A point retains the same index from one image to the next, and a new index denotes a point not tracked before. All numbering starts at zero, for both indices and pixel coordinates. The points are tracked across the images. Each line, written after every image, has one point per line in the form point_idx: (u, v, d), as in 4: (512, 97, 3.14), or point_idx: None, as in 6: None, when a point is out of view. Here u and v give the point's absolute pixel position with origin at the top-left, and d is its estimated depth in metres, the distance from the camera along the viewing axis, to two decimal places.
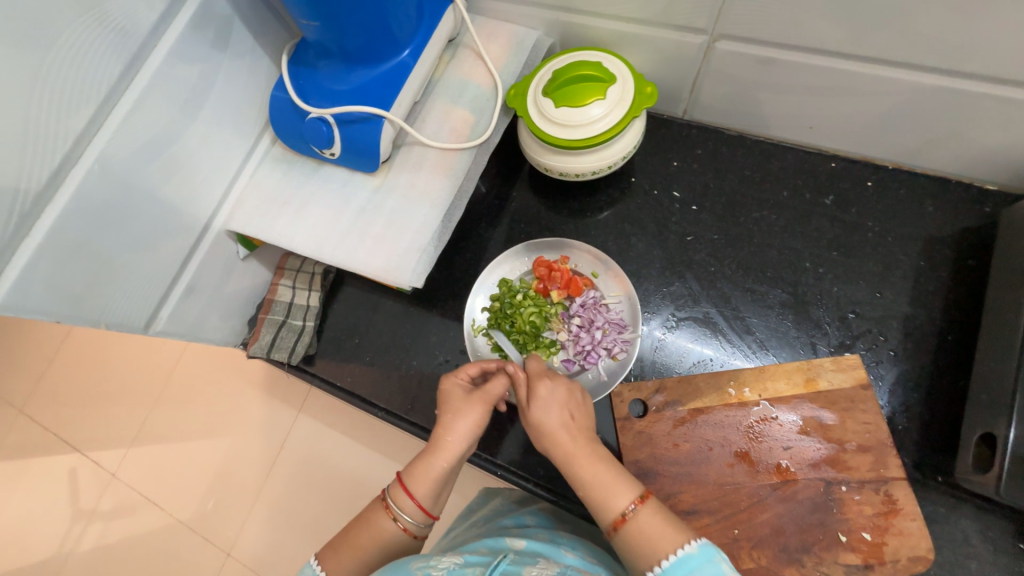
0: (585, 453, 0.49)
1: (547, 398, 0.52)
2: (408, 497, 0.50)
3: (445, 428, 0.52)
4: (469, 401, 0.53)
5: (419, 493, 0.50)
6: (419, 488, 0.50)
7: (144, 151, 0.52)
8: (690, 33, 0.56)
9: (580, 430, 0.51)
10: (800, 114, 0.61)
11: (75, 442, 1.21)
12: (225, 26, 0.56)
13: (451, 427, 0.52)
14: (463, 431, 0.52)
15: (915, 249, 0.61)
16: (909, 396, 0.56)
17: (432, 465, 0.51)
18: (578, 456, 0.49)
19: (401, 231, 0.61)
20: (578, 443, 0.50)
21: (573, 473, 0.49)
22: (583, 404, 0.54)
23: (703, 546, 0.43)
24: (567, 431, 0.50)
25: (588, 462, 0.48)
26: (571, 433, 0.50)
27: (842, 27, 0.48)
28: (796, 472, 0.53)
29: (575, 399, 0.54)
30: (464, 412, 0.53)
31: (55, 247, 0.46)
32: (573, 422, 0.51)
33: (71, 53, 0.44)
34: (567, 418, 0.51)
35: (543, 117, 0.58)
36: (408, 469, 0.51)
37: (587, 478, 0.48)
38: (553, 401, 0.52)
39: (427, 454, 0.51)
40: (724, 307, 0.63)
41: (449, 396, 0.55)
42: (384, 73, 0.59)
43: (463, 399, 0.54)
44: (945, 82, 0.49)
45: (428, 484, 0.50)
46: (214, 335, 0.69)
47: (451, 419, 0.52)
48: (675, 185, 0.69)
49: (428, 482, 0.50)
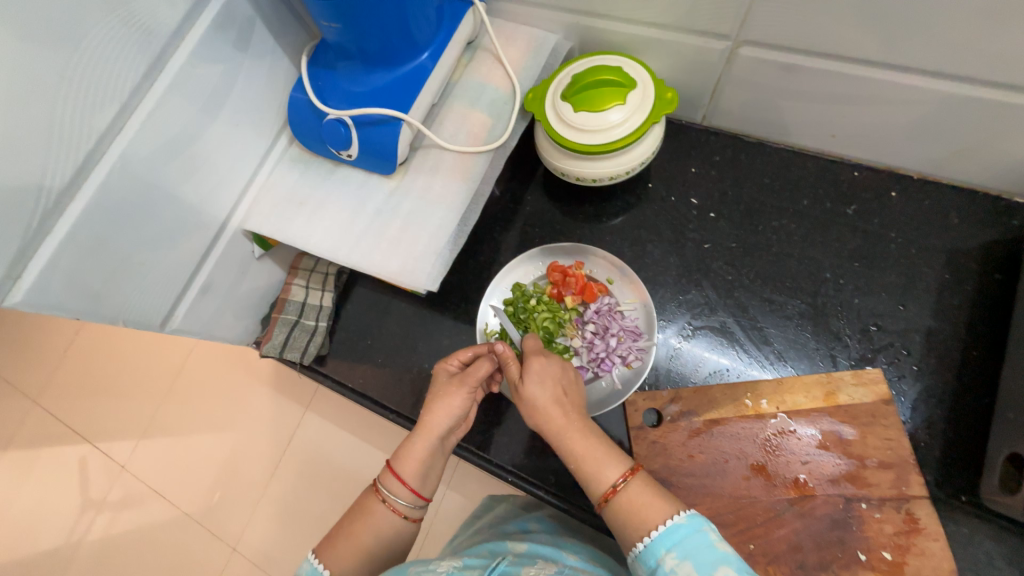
0: (576, 427, 0.49)
1: (539, 372, 0.52)
2: (396, 479, 0.51)
3: (431, 411, 0.54)
4: (454, 384, 0.55)
5: (407, 475, 0.51)
6: (406, 470, 0.52)
7: (164, 150, 0.52)
8: (713, 38, 0.55)
9: (569, 405, 0.51)
10: (823, 122, 0.60)
11: (87, 434, 1.23)
12: (247, 27, 0.57)
13: (437, 409, 0.54)
14: (447, 412, 0.54)
15: (940, 262, 0.60)
16: (932, 412, 0.55)
17: (418, 447, 0.52)
18: (569, 430, 0.49)
19: (416, 233, 0.61)
20: (568, 416, 0.50)
21: (565, 445, 0.49)
22: (575, 381, 0.54)
23: (692, 517, 0.42)
24: (558, 406, 0.51)
25: (578, 434, 0.49)
26: (562, 407, 0.51)
27: (871, 35, 0.47)
28: (815, 487, 0.52)
29: (565, 375, 0.54)
30: (448, 394, 0.54)
31: (76, 244, 0.46)
32: (564, 398, 0.52)
33: (97, 53, 0.44)
34: (559, 393, 0.52)
35: (562, 121, 0.58)
36: (395, 453, 0.53)
37: (578, 451, 0.48)
38: (546, 375, 0.52)
39: (413, 438, 0.53)
40: (741, 317, 0.62)
41: (436, 381, 0.56)
42: (403, 75, 0.58)
43: (448, 382, 0.55)
44: (977, 92, 0.48)
45: (414, 466, 0.52)
46: (227, 334, 0.69)
47: (437, 403, 0.54)
48: (692, 191, 0.68)
49: (416, 462, 0.52)
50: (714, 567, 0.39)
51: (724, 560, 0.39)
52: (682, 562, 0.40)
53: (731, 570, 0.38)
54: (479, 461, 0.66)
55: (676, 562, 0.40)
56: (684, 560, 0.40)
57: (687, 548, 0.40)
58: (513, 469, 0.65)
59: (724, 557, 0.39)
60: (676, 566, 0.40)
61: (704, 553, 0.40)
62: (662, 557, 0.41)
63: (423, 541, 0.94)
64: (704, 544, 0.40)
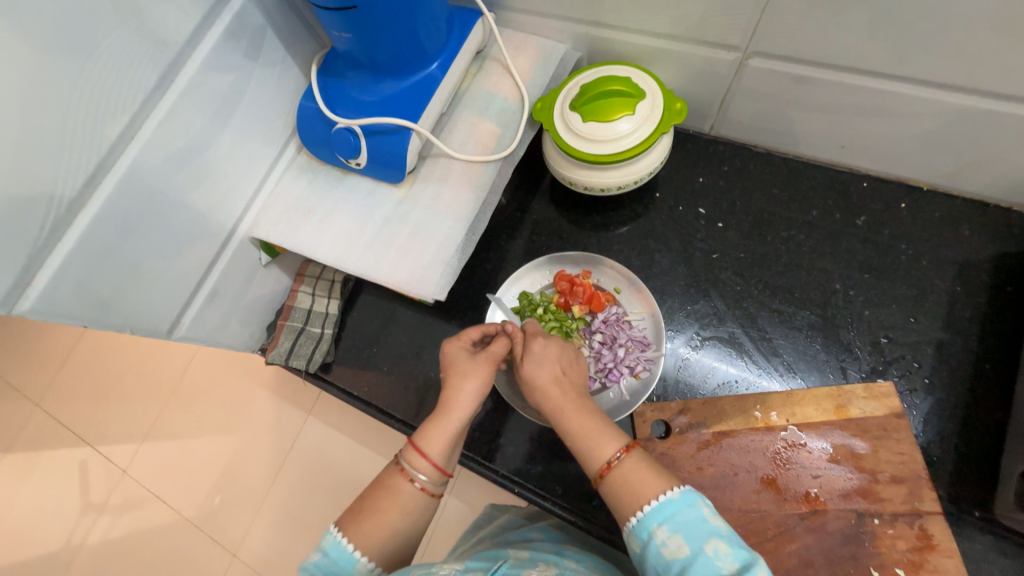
0: (573, 405, 0.49)
1: (540, 353, 0.52)
2: (422, 457, 0.47)
3: (454, 387, 0.50)
4: (475, 361, 0.52)
5: (433, 452, 0.48)
6: (434, 448, 0.48)
7: (174, 159, 0.52)
8: (723, 50, 0.55)
9: (569, 385, 0.51)
10: (833, 133, 0.60)
11: (89, 437, 1.23)
12: (259, 37, 0.57)
13: (462, 386, 0.50)
14: (473, 390, 0.50)
15: (950, 274, 0.59)
16: (944, 426, 0.54)
17: (443, 424, 0.49)
18: (568, 407, 0.49)
19: (426, 242, 0.60)
20: (567, 395, 0.50)
21: (561, 423, 0.48)
22: (575, 364, 0.54)
23: (685, 492, 0.41)
24: (556, 386, 0.50)
25: (576, 412, 0.48)
26: (561, 388, 0.50)
27: (882, 47, 0.47)
28: (826, 502, 0.51)
29: (566, 356, 0.54)
30: (472, 371, 0.51)
31: (85, 253, 0.46)
32: (563, 378, 0.51)
33: (110, 63, 0.44)
34: (558, 373, 0.51)
35: (570, 131, 0.58)
36: (420, 430, 0.49)
37: (575, 428, 0.47)
38: (546, 357, 0.52)
39: (439, 415, 0.49)
40: (750, 328, 0.62)
41: (454, 359, 0.53)
42: (412, 85, 0.59)
43: (469, 360, 0.52)
44: (989, 105, 0.48)
45: (441, 444, 0.48)
46: (233, 340, 0.69)
47: (459, 379, 0.51)
48: (700, 201, 0.68)
49: (443, 439, 0.48)
50: (705, 541, 0.38)
51: (715, 533, 0.38)
52: (674, 536, 0.39)
53: (722, 543, 0.38)
54: (485, 472, 0.65)
55: (667, 535, 0.39)
56: (676, 533, 0.39)
57: (680, 523, 0.39)
58: (520, 480, 0.64)
59: (715, 530, 0.39)
60: (667, 539, 0.39)
61: (695, 527, 0.39)
62: (653, 530, 0.40)
63: (425, 550, 0.93)
64: (696, 518, 0.39)
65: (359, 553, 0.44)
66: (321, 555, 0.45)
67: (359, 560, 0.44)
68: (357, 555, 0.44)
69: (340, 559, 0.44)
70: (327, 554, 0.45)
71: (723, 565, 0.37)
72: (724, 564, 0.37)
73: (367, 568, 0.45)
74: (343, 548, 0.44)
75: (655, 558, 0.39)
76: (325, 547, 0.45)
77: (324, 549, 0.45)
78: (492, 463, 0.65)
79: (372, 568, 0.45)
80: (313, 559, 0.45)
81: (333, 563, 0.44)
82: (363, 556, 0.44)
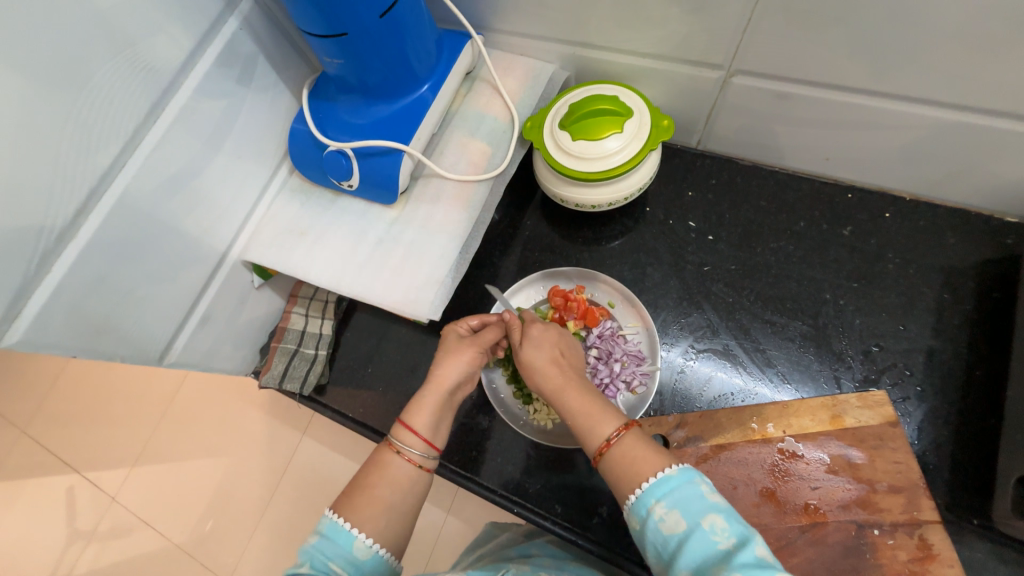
0: (574, 385, 0.49)
1: (538, 337, 0.53)
2: (410, 431, 0.49)
3: (440, 365, 0.53)
4: (464, 342, 0.55)
5: (420, 425, 0.49)
6: (419, 419, 0.49)
7: (166, 185, 0.52)
8: (707, 68, 0.56)
9: (567, 365, 0.51)
10: (816, 146, 0.61)
11: (77, 463, 1.20)
12: (250, 62, 0.57)
13: (447, 363, 0.53)
14: (458, 367, 0.52)
15: (937, 281, 0.60)
16: (939, 433, 0.55)
17: (429, 398, 0.51)
18: (567, 387, 0.49)
19: (419, 262, 0.61)
20: (566, 375, 0.50)
21: (562, 402, 0.49)
22: (575, 348, 0.55)
23: (684, 469, 0.40)
24: (555, 366, 0.51)
25: (575, 391, 0.49)
26: (560, 368, 0.51)
27: (860, 64, 0.48)
28: (826, 513, 0.51)
29: (565, 340, 0.54)
30: (460, 350, 0.54)
31: (77, 281, 0.46)
32: (562, 359, 0.52)
33: (102, 93, 0.44)
34: (557, 355, 0.52)
35: (560, 149, 0.59)
36: (406, 407, 0.50)
37: (575, 407, 0.48)
38: (545, 340, 0.53)
39: (424, 390, 0.51)
40: (744, 339, 0.62)
41: (446, 341, 0.56)
42: (403, 108, 0.59)
43: (459, 341, 0.55)
44: (967, 118, 0.49)
45: (427, 416, 0.50)
46: (225, 364, 0.68)
47: (447, 358, 0.53)
48: (690, 215, 0.69)
49: (428, 410, 0.50)
50: (702, 516, 0.37)
51: (713, 509, 0.38)
52: (671, 512, 0.38)
53: (719, 518, 0.37)
54: (484, 493, 0.63)
55: (665, 511, 0.39)
56: (673, 509, 0.39)
57: (678, 499, 0.39)
58: (519, 499, 0.62)
59: (713, 506, 0.38)
60: (665, 515, 0.39)
61: (693, 503, 0.38)
62: (651, 506, 0.39)
63: (424, 571, 0.91)
64: (694, 495, 0.39)
65: (356, 529, 0.43)
66: (318, 538, 0.43)
67: (358, 538, 0.43)
68: (355, 532, 0.43)
69: (337, 538, 0.43)
70: (323, 536, 0.43)
71: (720, 540, 0.36)
72: (721, 539, 0.36)
73: (366, 546, 0.43)
74: (339, 526, 0.43)
75: (653, 534, 0.39)
76: (322, 530, 0.44)
77: (320, 532, 0.44)
78: (491, 482, 0.63)
79: (372, 546, 0.43)
80: (309, 544, 0.43)
81: (330, 543, 0.43)
82: (361, 533, 0.43)
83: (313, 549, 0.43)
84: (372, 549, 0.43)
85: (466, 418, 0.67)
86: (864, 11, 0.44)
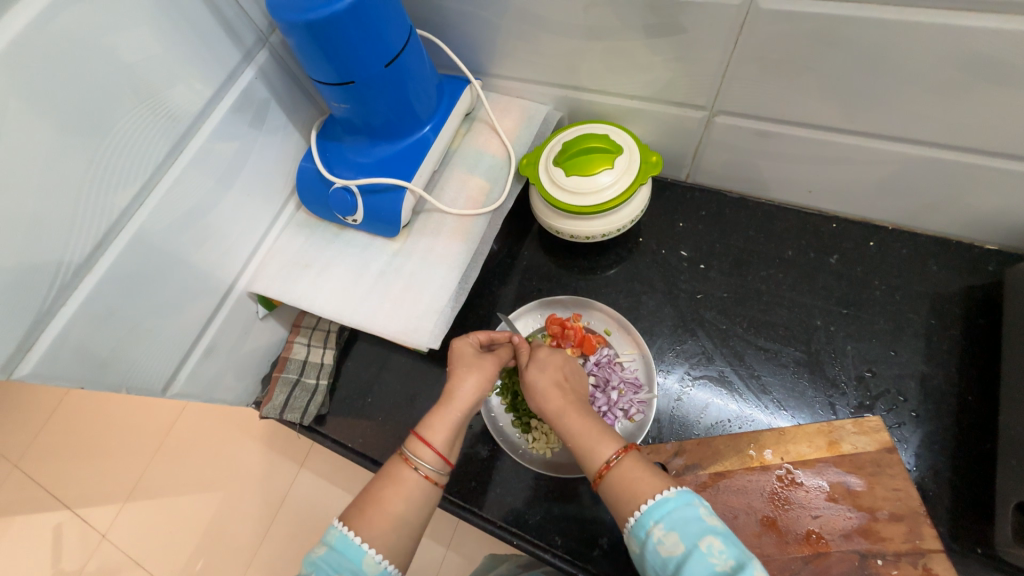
0: (574, 407, 0.50)
1: (544, 360, 0.55)
2: (425, 443, 0.48)
3: (457, 380, 0.52)
4: (481, 357, 0.55)
5: (435, 439, 0.49)
6: (437, 435, 0.49)
7: (179, 222, 0.55)
8: (692, 109, 0.60)
9: (569, 389, 0.53)
10: (800, 180, 0.64)
11: (69, 499, 1.18)
12: (263, 107, 0.62)
13: (466, 378, 0.53)
14: (475, 382, 0.52)
15: (924, 307, 0.62)
16: (936, 459, 0.55)
17: (447, 413, 0.51)
18: (568, 409, 0.50)
19: (420, 294, 0.62)
20: (567, 398, 0.51)
21: (563, 422, 0.50)
22: (578, 371, 0.57)
23: (681, 492, 0.41)
24: (557, 388, 0.52)
25: (576, 413, 0.50)
26: (562, 391, 0.52)
27: (833, 106, 0.52)
28: (829, 543, 0.50)
29: (569, 365, 0.57)
30: (476, 365, 0.54)
31: (88, 315, 0.48)
32: (564, 383, 0.53)
33: (126, 139, 0.48)
34: (560, 379, 0.54)
35: (555, 185, 0.62)
36: (423, 422, 0.50)
37: (576, 428, 0.49)
38: (550, 362, 0.55)
39: (440, 406, 0.51)
40: (738, 365, 0.63)
41: (460, 354, 0.56)
42: (406, 147, 0.63)
43: (474, 355, 0.55)
44: (936, 154, 0.52)
45: (444, 432, 0.49)
46: (227, 395, 0.69)
47: (465, 372, 0.53)
48: (682, 245, 0.71)
49: (445, 427, 0.50)
50: (700, 538, 0.37)
51: (710, 531, 0.38)
52: (669, 533, 0.38)
53: (716, 540, 0.37)
54: (483, 524, 0.62)
55: (663, 533, 0.39)
56: (672, 530, 0.39)
57: (675, 520, 0.39)
58: (519, 531, 0.61)
59: (711, 529, 0.38)
60: (663, 537, 0.39)
61: (691, 524, 0.38)
62: (650, 528, 0.39)
63: None
64: (692, 518, 0.39)
65: (367, 544, 0.43)
66: (327, 549, 0.43)
67: (368, 552, 0.42)
68: (365, 546, 0.43)
69: (347, 551, 0.42)
70: (332, 548, 0.43)
71: (718, 561, 0.36)
72: (719, 562, 0.36)
73: (376, 561, 0.43)
74: (349, 540, 0.43)
75: (652, 556, 0.39)
76: (331, 542, 0.43)
77: (329, 544, 0.43)
78: (489, 512, 0.62)
79: (381, 561, 0.43)
80: (317, 554, 0.43)
81: (339, 556, 0.42)
82: (371, 547, 0.43)
83: (321, 561, 0.42)
84: (382, 565, 0.43)
85: (465, 447, 0.67)
86: (833, 58, 0.47)
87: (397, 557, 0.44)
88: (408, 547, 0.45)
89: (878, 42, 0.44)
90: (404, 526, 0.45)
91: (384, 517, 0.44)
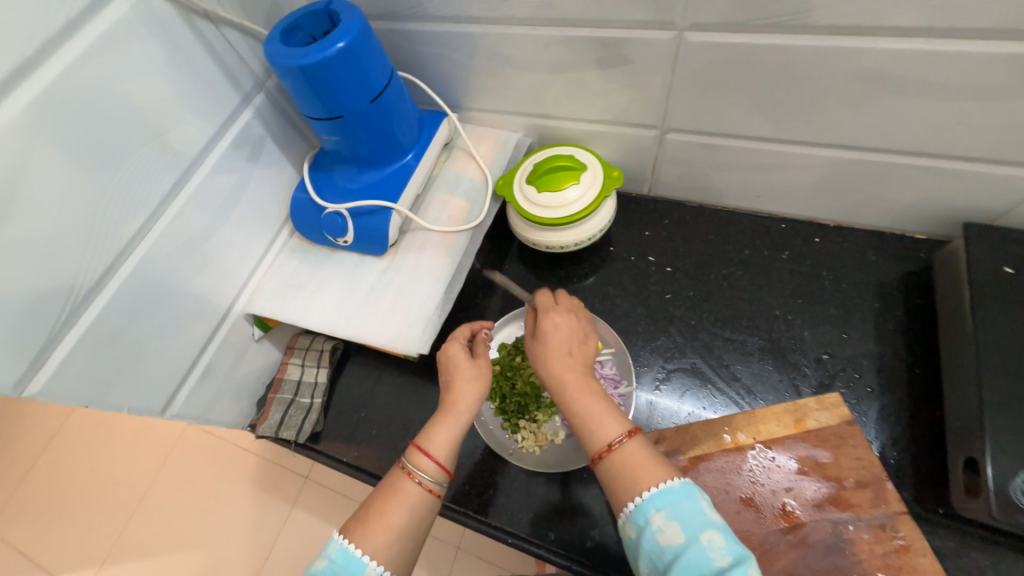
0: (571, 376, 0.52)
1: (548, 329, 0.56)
2: (426, 455, 0.50)
3: (459, 390, 0.54)
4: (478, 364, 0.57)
5: (436, 451, 0.51)
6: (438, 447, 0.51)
7: (181, 249, 0.59)
8: (645, 128, 0.68)
9: (575, 360, 0.53)
10: (747, 186, 0.71)
11: (47, 561, 1.13)
12: (259, 144, 0.67)
13: (467, 390, 0.55)
14: (476, 394, 0.55)
15: (869, 293, 0.68)
16: (893, 429, 0.59)
17: (447, 426, 0.52)
18: (569, 378, 0.51)
19: (407, 306, 0.67)
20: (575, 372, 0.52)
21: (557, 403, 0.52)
22: (585, 346, 0.56)
23: (686, 483, 0.43)
24: (559, 359, 0.53)
25: (579, 384, 0.51)
26: (569, 359, 0.53)
27: (765, 119, 0.60)
28: (802, 515, 0.53)
29: (581, 340, 0.56)
30: (477, 376, 0.56)
31: (95, 335, 0.51)
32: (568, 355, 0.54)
33: (136, 172, 0.53)
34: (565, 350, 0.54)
35: (528, 201, 0.68)
36: (424, 434, 0.52)
37: (573, 400, 0.50)
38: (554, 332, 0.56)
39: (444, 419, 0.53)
40: (709, 356, 0.68)
41: (455, 356, 0.57)
42: (390, 174, 0.69)
43: (472, 366, 0.57)
44: (856, 155, 0.60)
45: (446, 446, 0.51)
46: (223, 418, 0.71)
47: (469, 382, 0.55)
48: (649, 250, 0.77)
49: (447, 439, 0.52)
50: (700, 531, 0.40)
51: (712, 526, 0.40)
52: (671, 524, 0.41)
53: (717, 535, 0.40)
54: (480, 527, 0.64)
55: (664, 522, 0.41)
56: (672, 521, 0.41)
57: (678, 512, 0.41)
58: (514, 530, 0.63)
59: (712, 523, 0.41)
60: (664, 527, 0.41)
61: (693, 517, 0.41)
62: (651, 516, 0.42)
63: None
64: (694, 510, 0.41)
65: (368, 557, 0.45)
66: (327, 562, 0.45)
67: (369, 565, 0.44)
68: (367, 560, 0.44)
69: (348, 564, 0.44)
70: (333, 561, 0.45)
71: (717, 557, 0.39)
72: (717, 556, 0.39)
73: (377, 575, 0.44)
74: (351, 554, 0.45)
75: (650, 543, 0.41)
76: (331, 555, 0.45)
77: (330, 557, 0.45)
78: (484, 513, 0.64)
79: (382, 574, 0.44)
80: (318, 568, 0.45)
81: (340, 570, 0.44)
82: (373, 561, 0.44)
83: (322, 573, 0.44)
84: None
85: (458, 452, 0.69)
86: (755, 78, 0.55)
87: (399, 568, 0.46)
88: (408, 546, 0.47)
89: (788, 62, 0.52)
90: (406, 540, 0.47)
91: (387, 530, 0.46)
